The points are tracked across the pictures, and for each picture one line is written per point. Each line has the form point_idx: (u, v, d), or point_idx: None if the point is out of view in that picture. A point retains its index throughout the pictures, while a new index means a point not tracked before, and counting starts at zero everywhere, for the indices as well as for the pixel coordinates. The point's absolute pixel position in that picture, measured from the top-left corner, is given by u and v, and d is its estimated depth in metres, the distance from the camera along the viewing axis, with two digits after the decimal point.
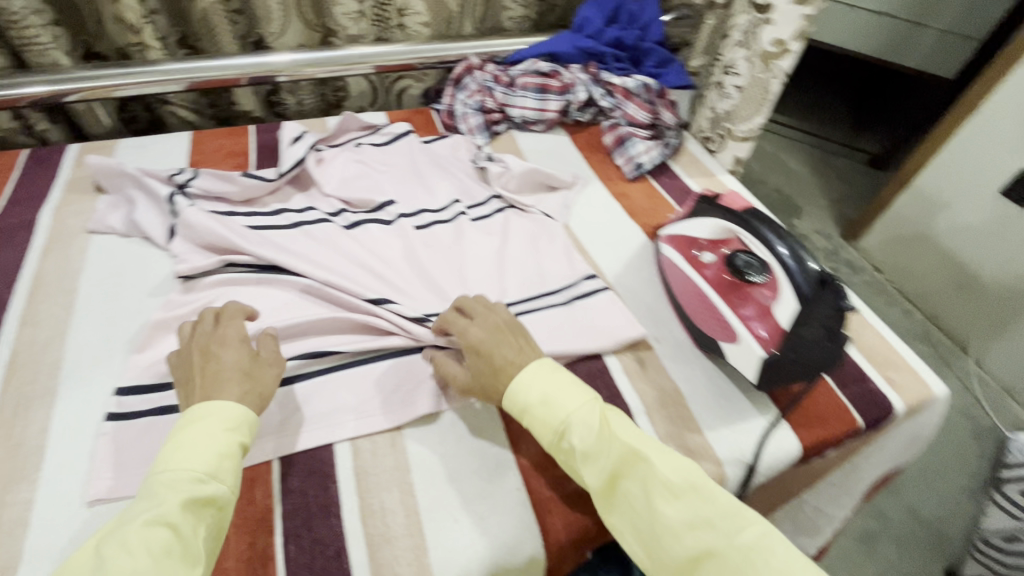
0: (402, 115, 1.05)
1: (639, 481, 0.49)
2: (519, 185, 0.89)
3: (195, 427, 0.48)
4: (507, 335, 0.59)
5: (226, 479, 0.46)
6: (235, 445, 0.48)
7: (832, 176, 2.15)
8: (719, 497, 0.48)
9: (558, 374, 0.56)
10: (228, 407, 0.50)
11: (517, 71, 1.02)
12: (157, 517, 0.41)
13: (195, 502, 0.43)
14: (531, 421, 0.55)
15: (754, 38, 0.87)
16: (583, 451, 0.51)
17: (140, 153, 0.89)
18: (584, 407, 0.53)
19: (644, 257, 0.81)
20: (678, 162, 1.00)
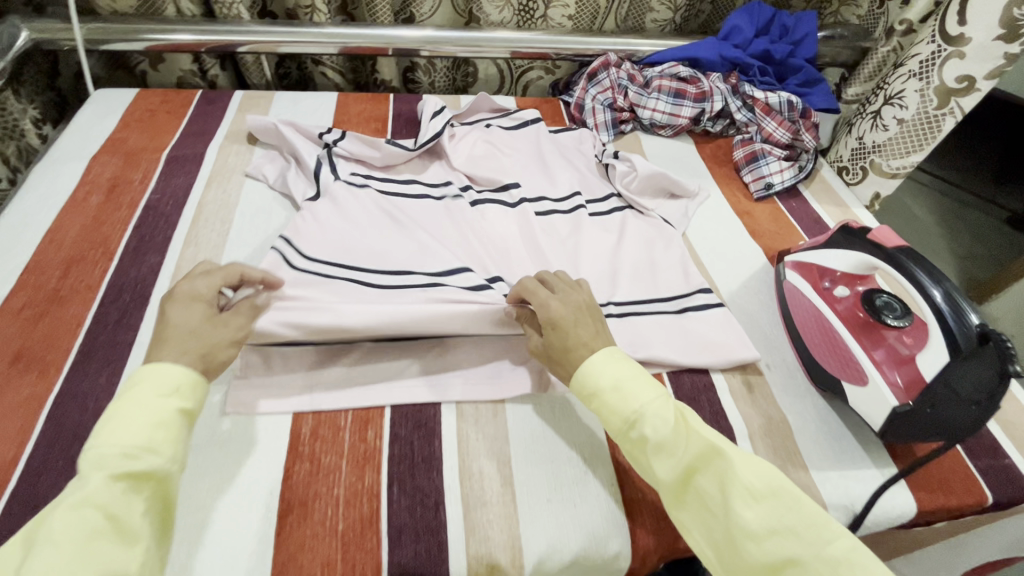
0: (530, 103, 1.07)
1: (716, 478, 0.47)
2: (641, 188, 0.87)
3: (133, 392, 0.44)
4: (584, 317, 0.57)
5: (165, 450, 0.42)
6: (170, 412, 0.44)
7: (963, 230, 1.95)
8: (802, 505, 0.45)
9: (631, 365, 0.53)
10: (164, 371, 0.45)
11: (654, 73, 1.01)
12: (83, 500, 0.38)
13: (131, 480, 0.40)
14: (599, 406, 0.53)
15: (935, 71, 0.81)
16: (657, 443, 0.49)
17: (293, 107, 0.97)
18: (659, 400, 0.50)
19: (763, 280, 0.78)
20: (809, 188, 0.94)
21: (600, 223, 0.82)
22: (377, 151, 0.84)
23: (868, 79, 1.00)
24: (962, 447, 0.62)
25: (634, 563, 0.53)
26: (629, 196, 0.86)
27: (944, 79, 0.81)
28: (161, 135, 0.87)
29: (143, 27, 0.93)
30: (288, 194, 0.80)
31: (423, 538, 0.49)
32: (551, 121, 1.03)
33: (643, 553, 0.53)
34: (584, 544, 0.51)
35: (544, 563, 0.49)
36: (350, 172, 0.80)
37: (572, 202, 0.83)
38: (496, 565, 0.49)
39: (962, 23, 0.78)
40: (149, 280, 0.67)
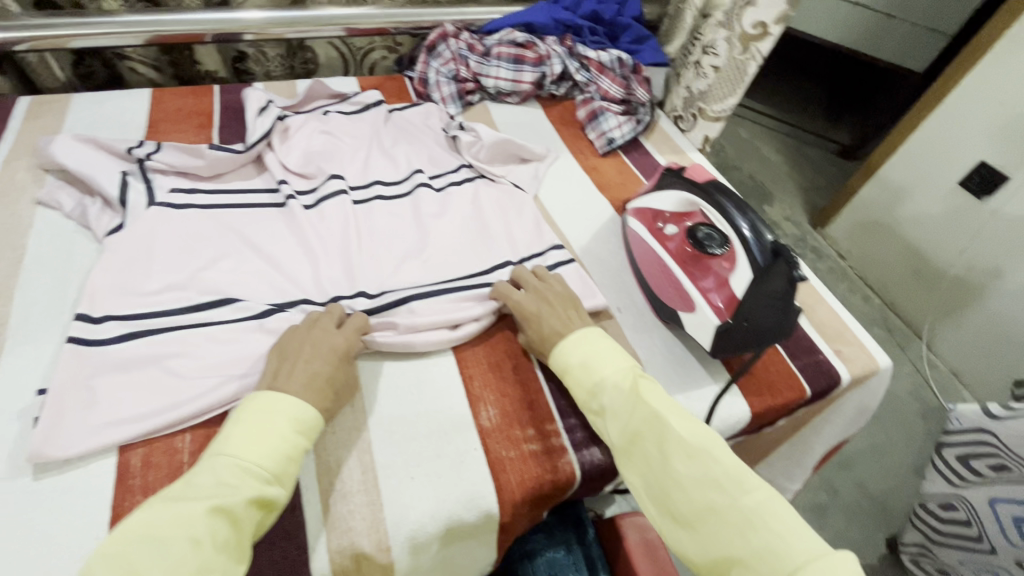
0: (374, 81, 1.03)
1: (656, 441, 0.49)
2: (489, 156, 0.88)
3: (270, 416, 0.46)
4: (558, 307, 0.62)
5: (286, 483, 0.45)
6: (301, 449, 0.47)
7: (805, 164, 2.19)
8: (731, 464, 0.47)
9: (597, 342, 0.58)
10: (304, 406, 0.48)
11: (492, 41, 1.01)
12: (223, 508, 0.40)
13: (258, 504, 0.43)
14: (569, 383, 0.57)
15: (737, 20, 0.89)
16: (611, 410, 0.53)
17: (97, 109, 0.86)
18: (617, 370, 0.55)
19: (611, 230, 0.83)
20: (649, 139, 1.01)
21: (453, 196, 0.81)
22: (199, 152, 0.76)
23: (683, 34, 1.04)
24: (784, 350, 0.70)
25: (505, 521, 0.53)
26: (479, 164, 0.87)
27: (744, 27, 0.89)
28: None
29: None
30: (90, 227, 0.69)
31: (281, 544, 0.47)
32: (397, 99, 1.00)
33: (512, 509, 0.52)
34: (453, 511, 0.51)
35: (414, 539, 0.49)
36: (168, 188, 0.72)
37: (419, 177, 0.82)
38: (361, 552, 0.48)
39: None
40: None
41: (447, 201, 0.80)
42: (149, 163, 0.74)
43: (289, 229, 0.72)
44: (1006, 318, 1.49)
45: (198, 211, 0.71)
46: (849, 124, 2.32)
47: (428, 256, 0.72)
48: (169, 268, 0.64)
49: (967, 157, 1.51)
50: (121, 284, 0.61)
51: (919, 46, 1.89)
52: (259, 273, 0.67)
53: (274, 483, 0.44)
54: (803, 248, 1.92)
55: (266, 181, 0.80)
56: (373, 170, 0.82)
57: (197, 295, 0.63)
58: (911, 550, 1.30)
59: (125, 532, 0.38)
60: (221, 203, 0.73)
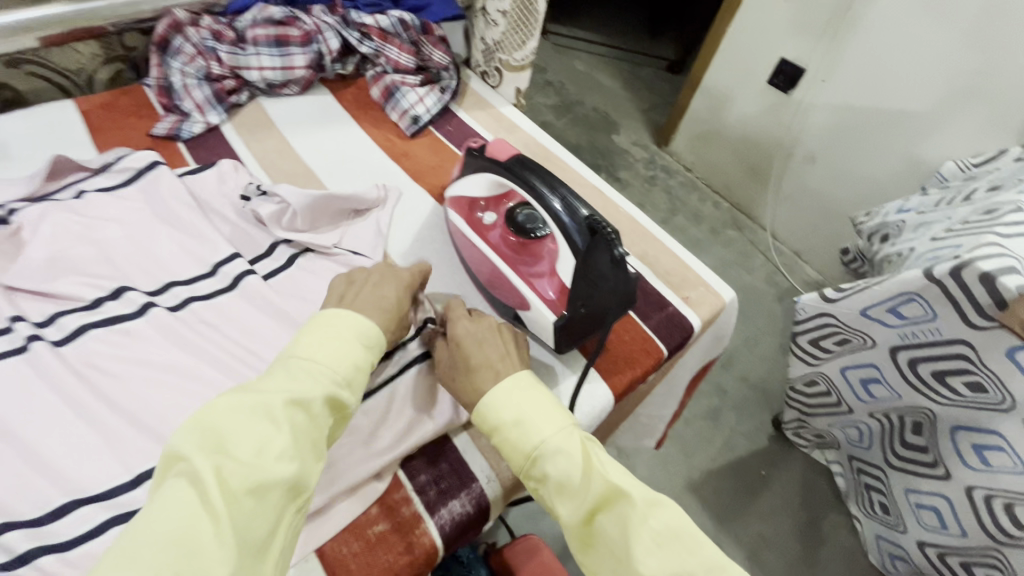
0: (100, 99, 0.80)
1: (617, 523, 0.42)
2: (311, 221, 0.67)
3: (335, 328, 0.47)
4: (496, 338, 0.52)
5: (355, 391, 0.46)
6: (367, 363, 0.47)
7: (640, 86, 2.22)
8: (705, 550, 0.42)
9: (534, 395, 0.47)
10: (368, 324, 0.49)
11: (244, 22, 0.82)
12: (298, 401, 0.41)
13: (330, 404, 0.43)
14: (501, 443, 0.47)
15: None
16: (559, 482, 0.44)
17: None
18: (562, 432, 0.45)
19: (434, 223, 0.73)
20: (461, 106, 0.91)
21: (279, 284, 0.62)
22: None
23: None
24: (635, 313, 0.67)
25: None
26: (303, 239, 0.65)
27: None
28: None
29: None
30: None
31: None
32: (136, 118, 0.78)
33: None
34: None
35: None
36: None
37: (239, 264, 0.62)
38: None
39: None
40: None
41: (224, 241, 0.63)
42: None
43: (34, 383, 0.50)
44: (827, 198, 1.65)
45: None
46: (671, 38, 2.38)
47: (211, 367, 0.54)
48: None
49: (769, 56, 1.60)
50: None
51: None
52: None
53: (345, 388, 0.45)
54: (653, 169, 1.97)
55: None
56: (155, 268, 0.60)
57: None
58: (792, 426, 1.44)
59: (207, 416, 0.39)
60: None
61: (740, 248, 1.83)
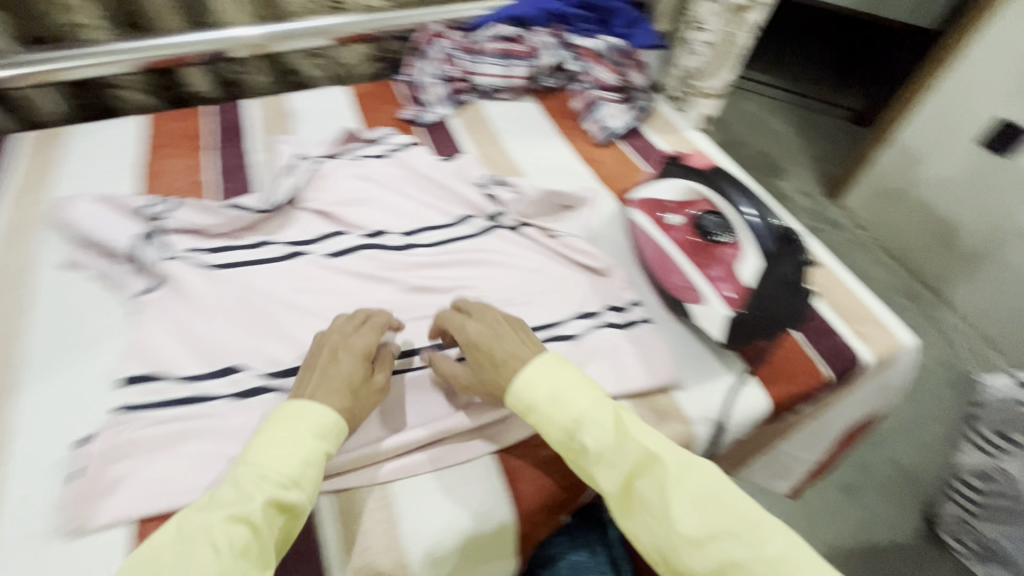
0: (365, 88, 1.00)
1: (655, 484, 0.48)
2: (535, 211, 0.79)
3: (286, 422, 0.48)
4: (507, 331, 0.57)
5: (309, 485, 0.46)
6: (321, 453, 0.47)
7: (816, 134, 2.12)
8: (741, 509, 0.46)
9: (564, 376, 0.53)
10: (325, 411, 0.49)
11: (481, 37, 0.98)
12: (238, 516, 0.42)
13: (274, 508, 0.44)
14: (538, 420, 0.52)
15: None
16: (597, 450, 0.50)
17: (95, 138, 0.85)
18: (596, 405, 0.51)
19: (614, 222, 0.81)
20: (649, 125, 0.99)
21: (490, 246, 0.74)
22: (221, 214, 0.72)
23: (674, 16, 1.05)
24: (802, 335, 0.68)
25: (523, 528, 0.55)
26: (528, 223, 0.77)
27: None
28: None
29: None
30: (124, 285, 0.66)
31: (300, 567, 0.48)
32: (388, 104, 0.97)
33: (528, 517, 0.54)
34: (470, 523, 0.52)
35: (432, 553, 0.50)
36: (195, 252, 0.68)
37: (464, 228, 0.76)
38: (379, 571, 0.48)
39: None
40: None
41: (456, 209, 0.78)
42: (167, 223, 0.70)
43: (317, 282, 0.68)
44: None
45: (219, 265, 0.68)
46: (860, 88, 2.25)
47: (433, 297, 0.68)
48: (190, 334, 0.60)
49: (986, 113, 1.45)
50: (146, 359, 0.58)
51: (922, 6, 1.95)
52: (284, 337, 0.62)
53: (293, 488, 0.45)
54: (819, 220, 1.86)
55: (300, 233, 0.74)
56: (402, 217, 0.77)
57: (223, 351, 0.60)
58: (949, 526, 1.25)
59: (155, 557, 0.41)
60: (243, 262, 0.69)
61: (912, 318, 1.65)
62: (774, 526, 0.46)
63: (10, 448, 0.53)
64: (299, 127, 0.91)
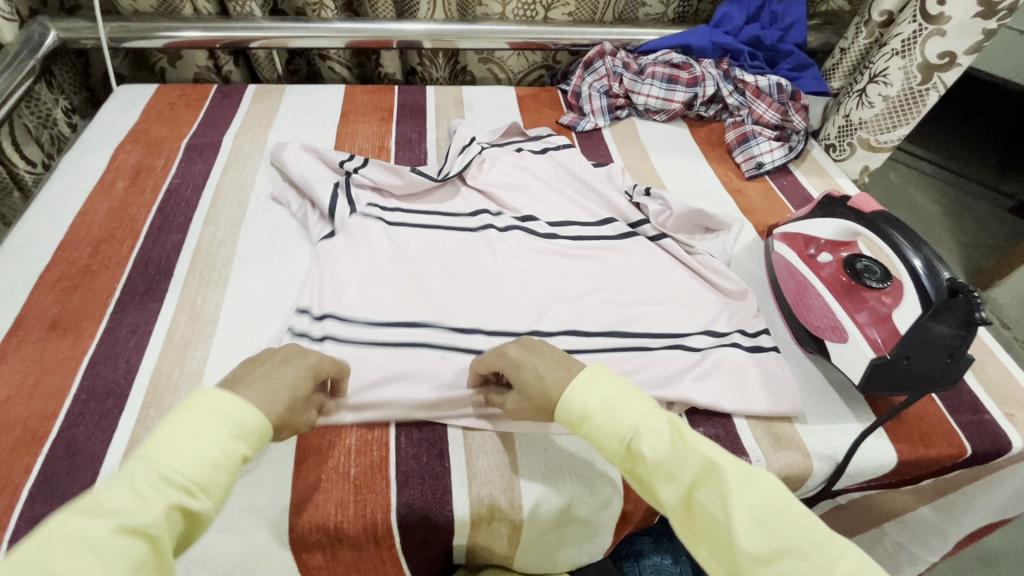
0: (529, 91, 1.09)
1: (716, 496, 0.44)
2: (677, 226, 0.81)
3: (196, 416, 0.41)
4: (551, 355, 0.54)
5: (215, 494, 0.40)
6: (236, 457, 0.41)
7: (967, 218, 1.94)
8: (809, 526, 0.42)
9: (613, 382, 0.50)
10: (247, 408, 0.43)
11: (647, 60, 1.04)
12: (128, 527, 0.36)
13: (176, 516, 0.38)
14: (591, 430, 0.49)
15: (917, 48, 0.87)
16: (655, 461, 0.46)
17: (304, 98, 1.01)
18: (651, 414, 0.48)
19: (753, 253, 0.82)
20: (799, 168, 0.98)
21: (629, 251, 0.77)
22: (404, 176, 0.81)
23: (848, 69, 1.10)
24: (942, 402, 0.65)
25: (625, 508, 0.58)
26: (668, 235, 0.80)
27: (927, 56, 0.87)
28: (180, 125, 0.91)
29: (161, 25, 0.95)
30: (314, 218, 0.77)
31: (429, 482, 0.54)
32: (549, 109, 1.05)
33: (634, 499, 0.57)
34: (580, 489, 0.55)
35: (541, 504, 0.54)
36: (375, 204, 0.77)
37: (606, 228, 0.80)
38: (496, 505, 0.53)
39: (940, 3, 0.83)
40: (172, 256, 0.71)
41: (600, 210, 0.83)
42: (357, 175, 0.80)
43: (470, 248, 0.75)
44: None
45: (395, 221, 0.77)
46: None
47: (569, 282, 0.72)
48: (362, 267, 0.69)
49: None
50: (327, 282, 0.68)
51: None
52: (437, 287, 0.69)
53: (199, 493, 0.39)
54: None
55: (461, 205, 0.83)
56: (551, 209, 0.83)
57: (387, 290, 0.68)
58: None
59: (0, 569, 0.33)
60: (409, 219, 0.78)
61: None
62: (846, 544, 0.41)
63: (218, 326, 0.64)
64: (470, 116, 1.01)
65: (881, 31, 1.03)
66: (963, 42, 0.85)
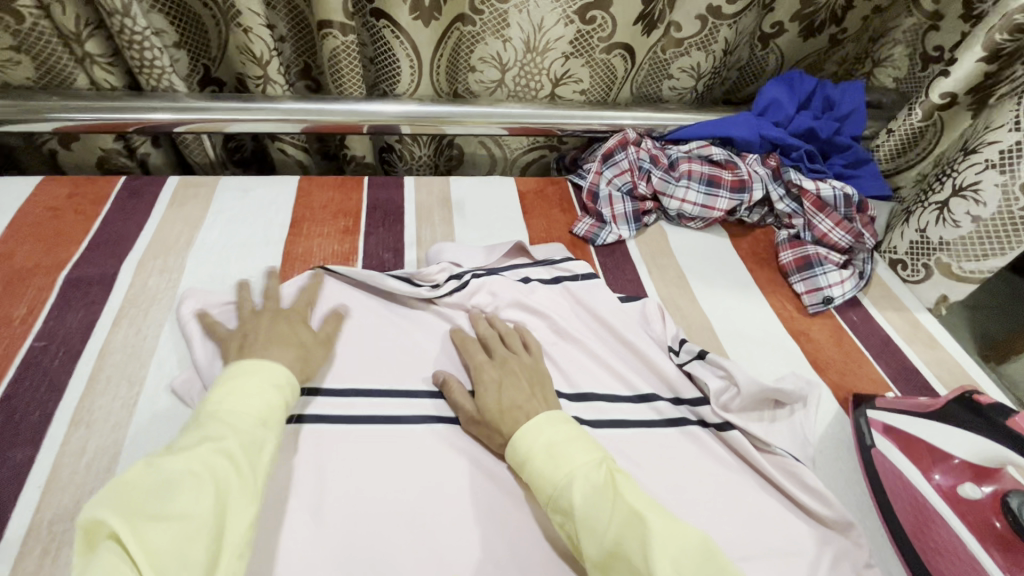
0: (533, 183, 0.88)
1: (638, 548, 0.39)
2: (743, 408, 0.60)
3: (254, 376, 0.46)
4: (518, 380, 0.55)
5: (275, 427, 0.44)
6: (281, 403, 0.46)
7: None
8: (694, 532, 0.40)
9: (570, 429, 0.49)
10: (279, 367, 0.48)
11: (679, 154, 0.85)
12: (219, 448, 0.39)
13: (255, 446, 0.42)
14: (531, 473, 0.47)
15: (1022, 164, 0.68)
16: (582, 511, 0.43)
17: (243, 198, 0.77)
18: (589, 464, 0.45)
19: (841, 438, 0.62)
20: (869, 295, 0.79)
21: (681, 454, 0.56)
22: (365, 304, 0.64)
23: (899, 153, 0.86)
24: None
25: None
26: (733, 422, 0.59)
27: None
28: (63, 245, 0.67)
29: (46, 104, 0.71)
30: None
31: None
32: (560, 212, 0.84)
33: None
34: None
35: None
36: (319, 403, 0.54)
37: (648, 414, 0.59)
38: None
39: None
40: (8, 494, 0.46)
41: (637, 379, 0.62)
42: None
43: (471, 462, 0.53)
44: None
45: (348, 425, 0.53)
46: None
47: None
48: (303, 522, 0.46)
49: None
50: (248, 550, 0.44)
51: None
52: (421, 545, 0.46)
53: (263, 427, 0.43)
54: None
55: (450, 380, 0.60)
56: (574, 380, 0.61)
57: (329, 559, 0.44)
58: None
59: (126, 479, 0.35)
60: (379, 412, 0.55)
61: None
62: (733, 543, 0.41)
63: None
64: (459, 224, 0.79)
65: (942, 113, 0.79)
66: None
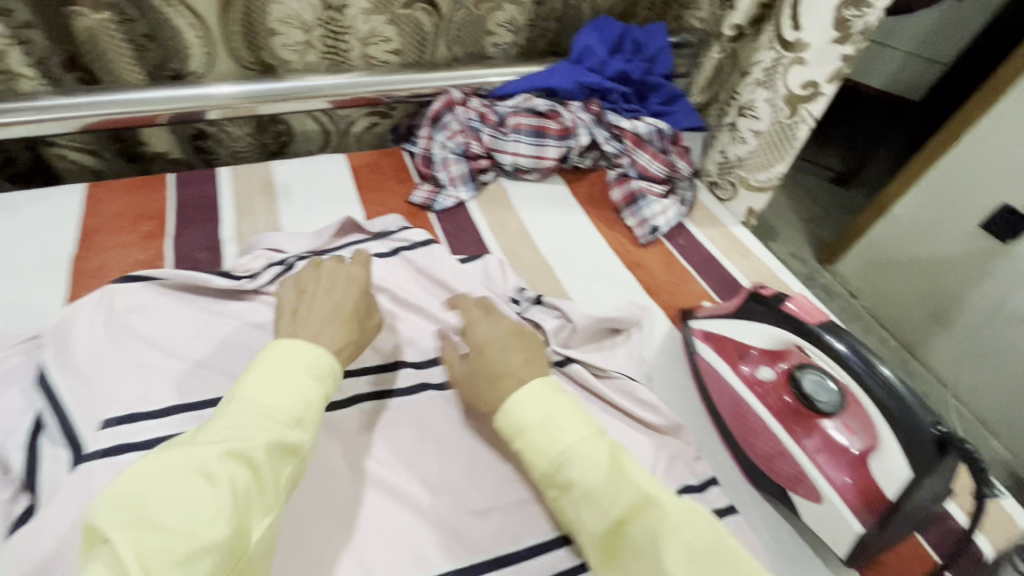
0: (365, 157, 0.85)
1: (646, 528, 0.36)
2: (582, 341, 0.64)
3: (285, 360, 0.39)
4: (512, 342, 0.49)
5: (310, 427, 0.37)
6: (320, 397, 0.39)
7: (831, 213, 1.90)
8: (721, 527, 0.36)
9: (569, 399, 0.43)
10: (316, 349, 0.41)
11: (506, 109, 0.85)
12: (236, 452, 0.32)
13: (282, 448, 0.35)
14: (523, 447, 0.42)
15: (779, 78, 0.76)
16: (584, 490, 0.38)
17: (10, 217, 0.66)
18: (588, 437, 0.40)
19: (672, 352, 0.67)
20: (693, 219, 0.86)
21: None
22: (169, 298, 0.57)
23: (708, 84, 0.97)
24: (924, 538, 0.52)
25: None
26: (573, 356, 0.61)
27: (790, 86, 0.76)
28: None
29: None
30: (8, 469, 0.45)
31: None
32: (396, 183, 0.82)
33: None
34: None
35: None
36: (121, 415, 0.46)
37: None
38: None
39: (795, 27, 0.72)
40: None
41: None
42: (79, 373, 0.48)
43: None
44: None
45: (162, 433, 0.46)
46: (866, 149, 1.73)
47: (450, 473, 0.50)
48: None
49: None
50: None
51: (904, 72, 1.47)
52: None
53: (297, 426, 0.36)
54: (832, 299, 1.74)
55: None
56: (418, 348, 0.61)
57: None
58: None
59: (122, 487, 0.29)
60: None
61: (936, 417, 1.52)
62: None
63: None
64: (285, 211, 0.74)
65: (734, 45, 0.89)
66: (826, 69, 0.72)
